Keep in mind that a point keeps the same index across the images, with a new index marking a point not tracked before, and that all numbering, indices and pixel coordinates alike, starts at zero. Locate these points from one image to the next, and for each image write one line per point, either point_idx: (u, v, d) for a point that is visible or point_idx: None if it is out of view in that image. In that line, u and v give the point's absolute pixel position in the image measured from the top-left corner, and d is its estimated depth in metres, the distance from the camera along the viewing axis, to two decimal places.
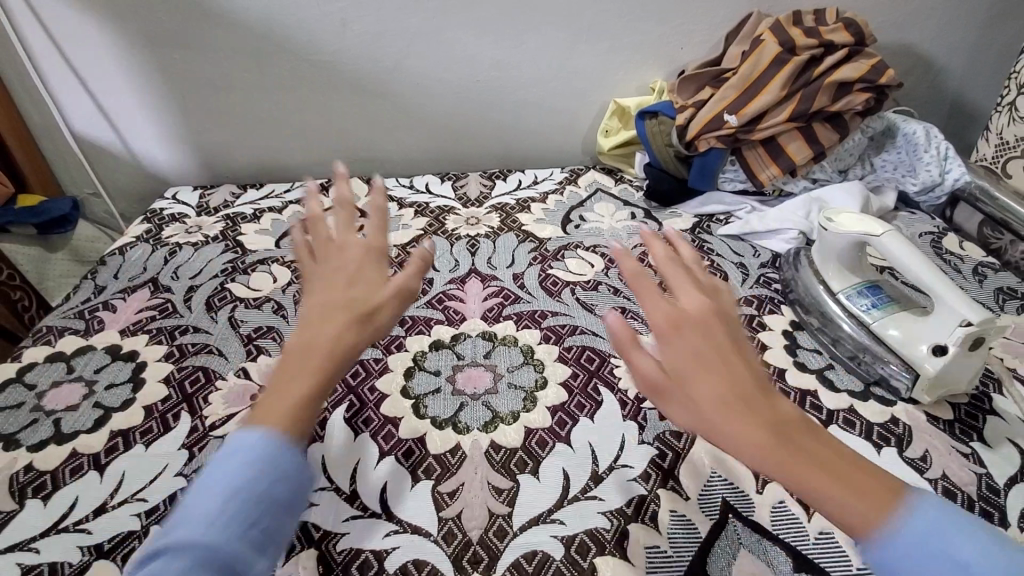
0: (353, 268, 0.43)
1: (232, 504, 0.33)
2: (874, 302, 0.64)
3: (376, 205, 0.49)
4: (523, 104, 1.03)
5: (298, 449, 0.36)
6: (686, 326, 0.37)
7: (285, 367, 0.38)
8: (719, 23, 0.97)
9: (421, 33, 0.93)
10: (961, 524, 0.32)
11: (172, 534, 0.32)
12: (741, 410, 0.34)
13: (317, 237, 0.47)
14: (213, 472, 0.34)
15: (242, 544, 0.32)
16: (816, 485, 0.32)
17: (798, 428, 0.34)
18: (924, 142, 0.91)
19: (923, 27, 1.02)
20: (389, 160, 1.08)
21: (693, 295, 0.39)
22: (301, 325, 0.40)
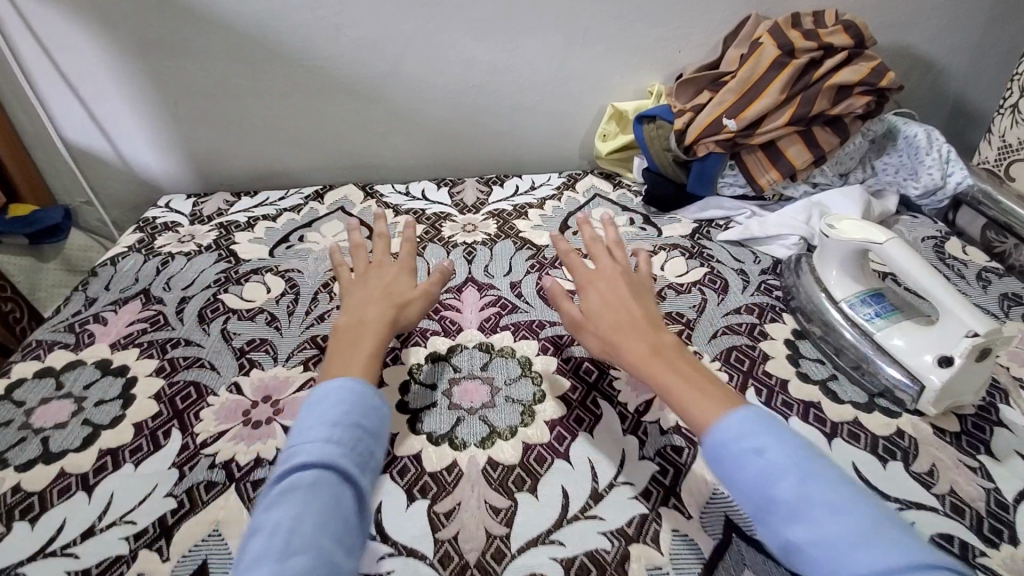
0: (389, 279, 0.64)
1: (336, 432, 0.45)
2: (877, 311, 0.63)
3: (407, 238, 0.70)
4: (519, 108, 1.02)
5: (374, 394, 0.50)
6: (596, 281, 0.60)
7: (343, 339, 0.56)
8: (717, 25, 0.96)
9: (416, 38, 0.92)
10: (784, 436, 0.43)
11: (295, 457, 0.44)
12: (626, 333, 0.54)
13: (361, 260, 0.67)
14: (310, 416, 0.47)
15: (349, 461, 0.44)
16: (669, 378, 0.50)
17: (674, 350, 0.53)
18: (926, 146, 0.89)
19: (924, 27, 1.01)
20: (385, 166, 1.07)
21: (603, 266, 0.63)
22: (352, 312, 0.59)
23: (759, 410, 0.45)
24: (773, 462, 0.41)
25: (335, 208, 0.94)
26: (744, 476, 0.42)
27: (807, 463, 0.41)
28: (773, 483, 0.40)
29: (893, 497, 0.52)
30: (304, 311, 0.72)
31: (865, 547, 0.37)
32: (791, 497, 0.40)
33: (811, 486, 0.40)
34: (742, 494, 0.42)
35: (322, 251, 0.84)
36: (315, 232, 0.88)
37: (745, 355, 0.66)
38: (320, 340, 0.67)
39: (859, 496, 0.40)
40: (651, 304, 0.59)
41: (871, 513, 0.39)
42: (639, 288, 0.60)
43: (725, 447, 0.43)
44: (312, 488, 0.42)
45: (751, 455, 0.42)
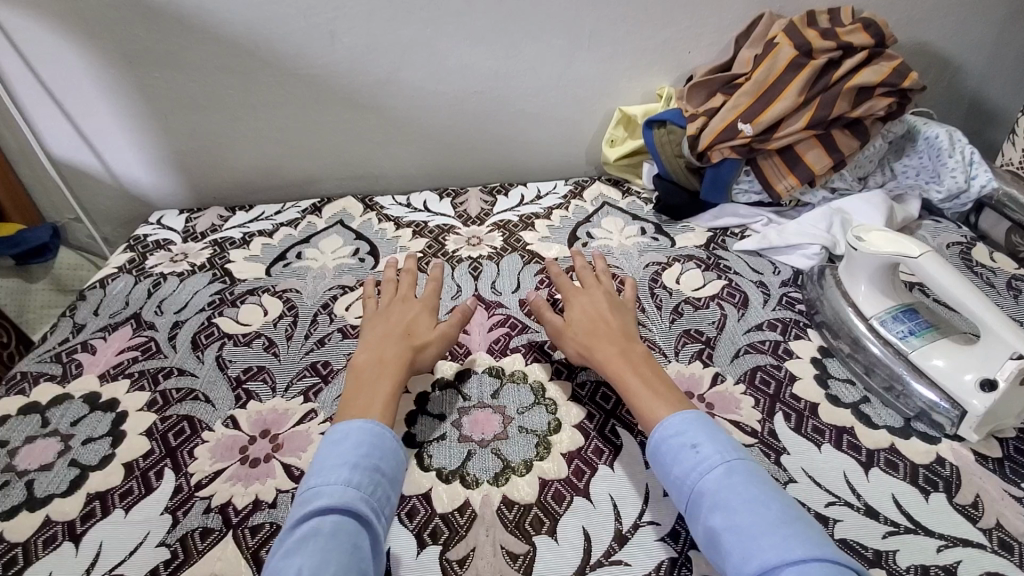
0: (410, 318, 0.63)
1: (356, 475, 0.45)
2: (911, 328, 0.60)
3: (433, 276, 0.70)
4: (523, 114, 0.98)
5: (392, 435, 0.50)
6: (579, 296, 0.65)
7: (364, 375, 0.55)
8: (728, 25, 0.92)
9: (414, 44, 0.88)
10: (721, 438, 0.47)
11: (315, 501, 0.43)
12: (598, 340, 0.59)
13: (388, 294, 0.68)
14: (329, 455, 0.47)
15: (369, 506, 0.44)
16: (630, 379, 0.54)
17: (643, 358, 0.57)
18: (948, 148, 0.86)
19: (942, 24, 0.97)
20: (384, 176, 1.03)
21: (589, 282, 0.68)
22: (372, 351, 0.58)
23: (703, 415, 0.50)
24: (705, 457, 0.45)
25: (334, 221, 0.90)
26: (679, 469, 0.46)
27: (738, 463, 0.45)
28: (702, 475, 0.45)
29: (938, 533, 0.48)
30: (303, 336, 0.68)
31: (772, 534, 0.40)
32: (715, 488, 0.44)
33: (735, 480, 0.44)
34: (675, 485, 0.46)
35: (320, 269, 0.80)
36: (313, 248, 0.84)
37: (770, 377, 0.62)
38: (321, 367, 0.64)
39: (780, 497, 0.43)
40: (630, 320, 0.63)
41: (789, 510, 0.42)
42: (618, 304, 0.65)
43: (665, 441, 0.48)
44: (332, 536, 0.41)
45: (686, 449, 0.46)
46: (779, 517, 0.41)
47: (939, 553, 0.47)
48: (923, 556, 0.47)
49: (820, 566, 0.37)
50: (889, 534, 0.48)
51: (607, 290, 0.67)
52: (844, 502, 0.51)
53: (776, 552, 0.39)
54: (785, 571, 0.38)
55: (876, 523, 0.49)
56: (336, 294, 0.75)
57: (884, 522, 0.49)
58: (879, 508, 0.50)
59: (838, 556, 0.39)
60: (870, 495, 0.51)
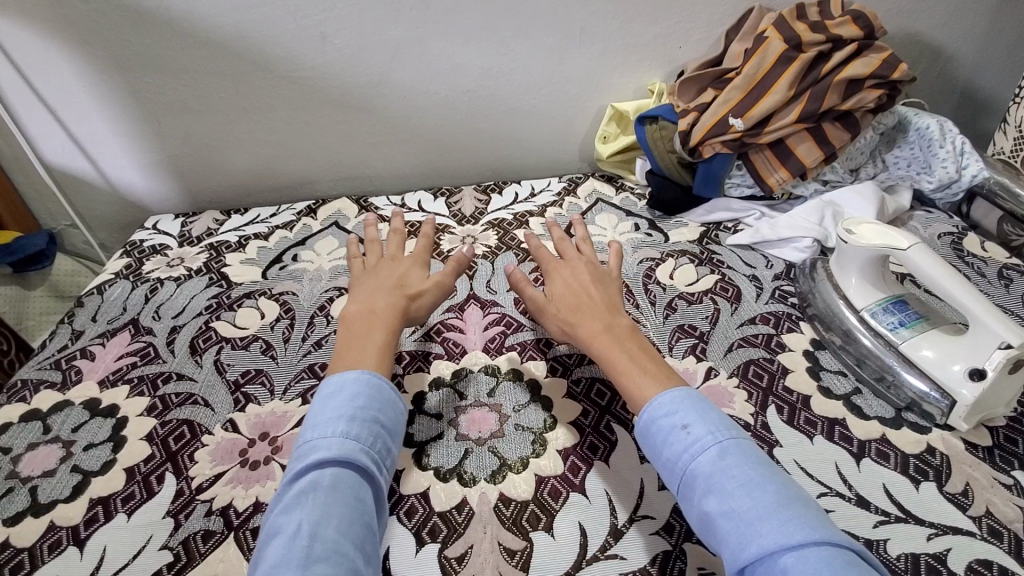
0: (401, 272, 0.66)
1: (353, 428, 0.47)
2: (901, 319, 0.61)
3: (425, 234, 0.74)
4: (515, 112, 0.99)
5: (389, 387, 0.52)
6: (562, 270, 0.66)
7: (353, 332, 0.58)
8: (718, 20, 0.93)
9: (404, 45, 0.89)
10: (713, 418, 0.48)
11: (313, 454, 0.45)
12: (582, 316, 0.60)
13: (375, 253, 0.70)
14: (325, 410, 0.49)
15: (368, 458, 0.46)
16: (616, 355, 0.56)
17: (628, 333, 0.58)
18: (939, 138, 0.87)
19: (932, 13, 0.97)
20: (378, 177, 1.03)
21: (569, 254, 0.68)
22: (364, 302, 0.61)
23: (692, 391, 0.50)
24: (697, 439, 0.46)
25: (329, 223, 0.91)
26: (670, 450, 0.47)
27: (731, 444, 0.46)
28: (695, 458, 0.45)
29: (928, 522, 0.49)
30: (300, 338, 0.69)
31: (768, 519, 0.40)
32: (709, 471, 0.44)
33: (730, 462, 0.44)
34: (668, 467, 0.47)
35: (317, 271, 0.81)
36: (309, 250, 0.85)
37: (763, 370, 0.63)
38: (318, 369, 0.64)
39: (775, 477, 0.44)
40: (612, 291, 0.64)
41: (785, 492, 0.42)
42: (601, 276, 0.65)
43: (655, 422, 0.49)
44: (332, 489, 0.43)
45: (677, 430, 0.47)
46: (774, 500, 0.42)
47: (929, 541, 0.48)
48: (914, 544, 0.48)
49: (818, 552, 0.38)
50: (880, 523, 0.49)
51: (588, 261, 0.67)
52: (836, 492, 0.51)
53: (773, 538, 0.39)
54: (782, 557, 0.39)
55: (868, 513, 0.50)
56: (332, 295, 0.75)
57: (875, 511, 0.50)
58: (870, 498, 0.51)
59: (836, 537, 0.39)
60: (862, 485, 0.52)
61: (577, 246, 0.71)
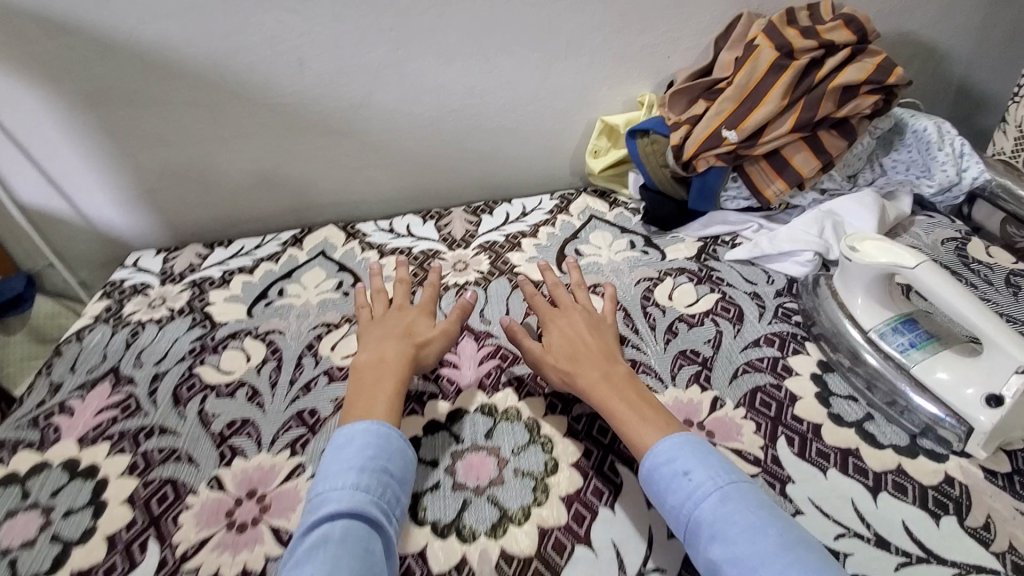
0: (407, 322, 0.65)
1: (363, 479, 0.47)
2: (912, 340, 0.58)
3: (431, 283, 0.73)
4: (502, 129, 0.97)
5: (399, 436, 0.52)
6: (558, 318, 0.65)
7: (361, 385, 0.57)
8: (706, 27, 0.91)
9: (384, 67, 0.86)
10: (712, 462, 0.47)
11: (325, 507, 0.45)
12: (580, 365, 0.58)
13: (382, 304, 0.70)
14: (335, 461, 0.49)
15: (379, 509, 0.46)
16: (616, 405, 0.54)
17: (626, 381, 0.56)
18: (937, 140, 0.84)
19: (924, 12, 0.95)
20: (366, 202, 1.01)
21: (562, 300, 0.67)
22: (372, 352, 0.61)
23: (692, 436, 0.50)
24: (698, 484, 0.46)
25: (316, 253, 0.88)
26: (673, 497, 0.47)
27: (732, 488, 0.45)
28: (698, 504, 0.45)
29: (951, 561, 0.47)
30: (288, 382, 0.66)
31: (773, 565, 0.40)
32: (711, 518, 0.44)
33: (731, 506, 0.44)
34: (672, 514, 0.47)
35: (303, 306, 0.78)
36: (295, 283, 0.82)
37: (771, 398, 0.60)
38: (307, 416, 0.62)
39: (777, 521, 0.43)
40: (610, 337, 0.63)
41: (787, 536, 0.42)
42: (597, 323, 0.64)
43: (657, 468, 0.48)
44: (343, 541, 0.43)
45: (679, 476, 0.47)
46: (778, 544, 0.41)
47: None
48: None
49: None
50: (902, 565, 0.47)
51: (582, 308, 0.66)
52: (853, 533, 0.49)
53: None
54: None
55: (888, 554, 0.47)
56: (320, 333, 0.73)
57: (896, 552, 0.47)
58: (890, 537, 0.48)
59: None
60: (881, 523, 0.49)
61: (573, 292, 0.70)
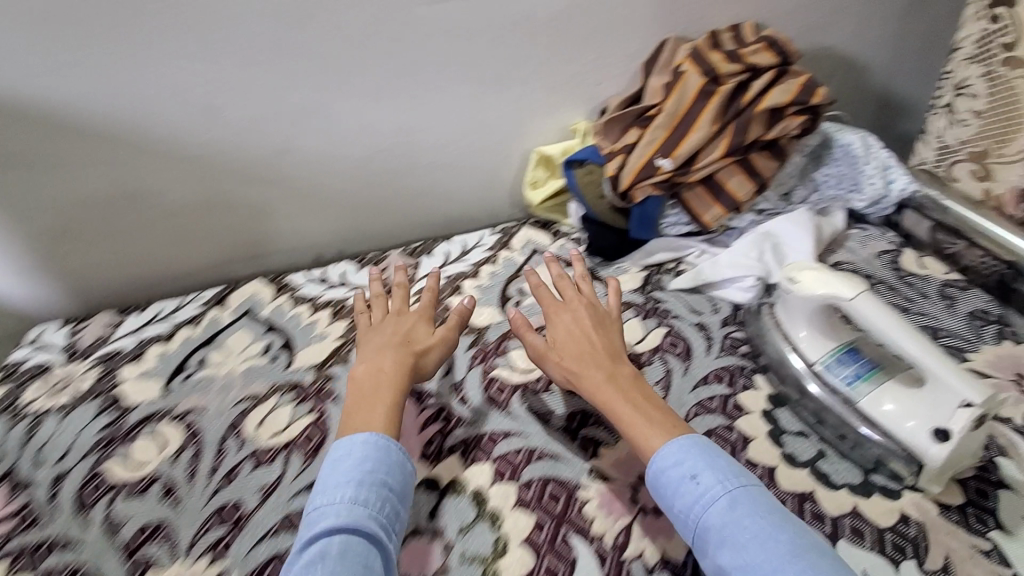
0: (407, 327, 0.66)
1: (361, 494, 0.48)
2: (857, 371, 0.57)
3: (431, 286, 0.71)
4: (435, 166, 0.93)
5: (397, 447, 0.53)
6: (561, 313, 0.65)
7: (361, 395, 0.57)
8: (634, 52, 0.90)
9: (304, 111, 0.81)
10: (720, 466, 0.49)
11: (322, 523, 0.46)
12: (584, 364, 0.60)
13: (382, 309, 0.70)
14: (334, 474, 0.50)
15: (376, 524, 0.47)
16: (620, 407, 0.56)
17: (631, 381, 0.58)
18: (863, 154, 0.86)
19: (843, 27, 0.97)
20: (297, 250, 0.95)
21: (567, 293, 0.68)
22: (372, 361, 0.61)
23: (699, 438, 0.52)
24: (706, 489, 0.48)
25: (241, 312, 0.82)
26: (681, 501, 0.49)
27: (741, 493, 0.47)
28: (707, 508, 0.47)
29: None
30: (208, 471, 0.61)
31: (784, 569, 0.42)
32: (720, 522, 0.46)
33: (740, 511, 0.46)
34: (680, 518, 0.49)
35: (227, 377, 0.71)
36: (218, 350, 0.76)
37: (723, 442, 0.58)
38: (229, 511, 0.57)
39: (789, 526, 0.45)
40: (613, 334, 0.64)
41: (798, 542, 0.44)
42: (602, 320, 0.65)
43: (663, 472, 0.50)
44: (341, 558, 0.43)
45: (686, 480, 0.49)
46: (789, 551, 0.43)
47: None
48: None
49: None
50: None
51: (588, 300, 0.67)
52: None
53: None
54: None
55: None
56: (246, 407, 0.67)
57: None
58: None
59: None
60: None
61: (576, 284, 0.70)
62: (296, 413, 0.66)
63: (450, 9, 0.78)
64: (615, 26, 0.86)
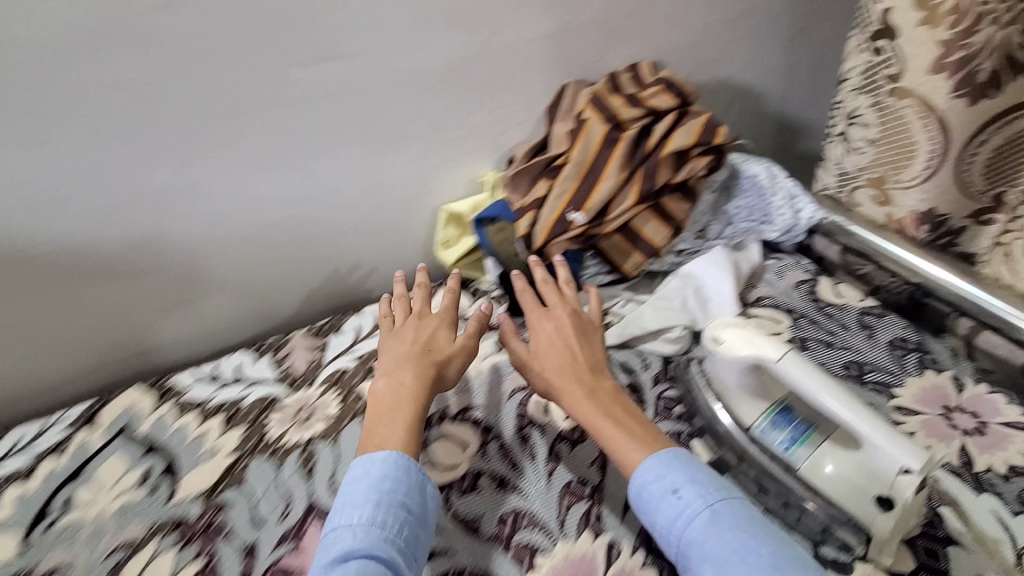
0: (428, 335, 0.65)
1: (379, 515, 0.49)
2: (792, 435, 0.54)
3: (449, 288, 0.71)
4: (335, 235, 0.85)
5: (417, 467, 0.53)
6: (544, 323, 0.67)
7: (380, 413, 0.57)
8: (536, 97, 0.86)
9: (171, 192, 0.71)
10: (703, 481, 0.51)
11: (338, 546, 0.47)
12: (565, 379, 0.61)
13: (400, 312, 0.69)
14: (354, 491, 0.51)
15: (393, 548, 0.47)
16: (600, 423, 0.57)
17: (610, 394, 0.60)
18: (769, 185, 0.86)
19: (736, 58, 0.98)
20: (186, 341, 0.84)
21: (552, 299, 0.69)
22: (391, 377, 0.60)
23: (679, 453, 0.54)
24: (687, 503, 0.50)
25: (116, 430, 0.70)
26: (664, 517, 0.51)
27: (722, 506, 0.49)
28: (689, 523, 0.49)
29: None
30: None
31: None
32: (702, 537, 0.48)
33: (722, 524, 0.48)
34: (663, 533, 0.51)
35: (98, 521, 0.61)
36: (89, 485, 0.64)
37: None
38: None
39: (773, 540, 0.47)
40: (596, 344, 0.65)
41: (781, 556, 0.46)
42: (585, 328, 0.66)
43: (646, 487, 0.52)
44: None
45: (668, 495, 0.51)
46: (772, 564, 0.45)
47: None
48: None
49: None
50: None
51: (572, 310, 0.68)
52: None
53: None
54: None
55: None
56: (119, 559, 0.58)
57: None
58: None
59: None
60: None
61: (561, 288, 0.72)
62: (180, 560, 0.57)
63: (328, 70, 0.70)
64: (513, 74, 0.82)
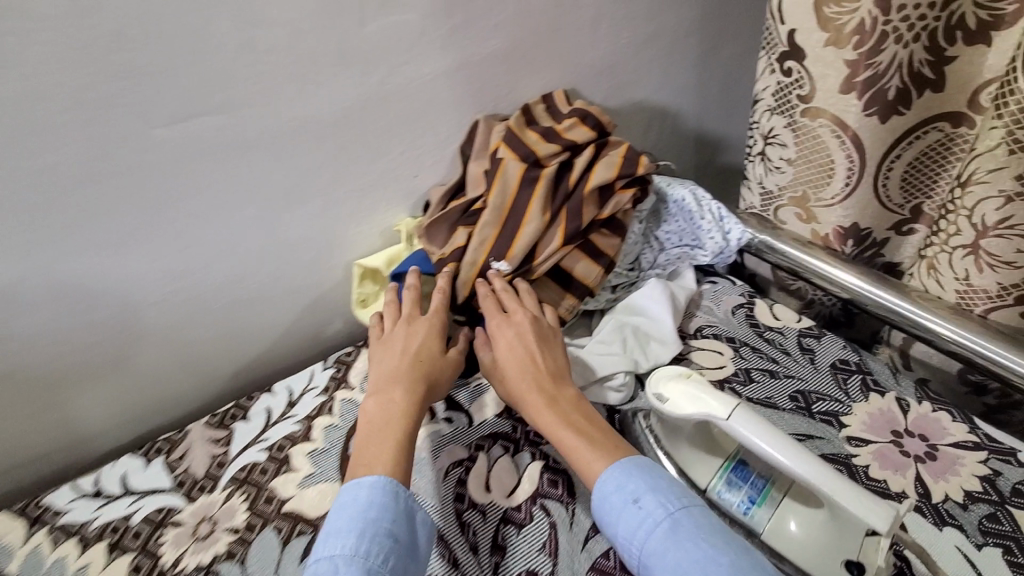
0: (418, 343, 0.63)
1: (363, 544, 0.45)
2: (750, 495, 0.51)
3: (440, 287, 0.68)
4: (234, 306, 0.75)
5: (406, 494, 0.50)
6: (502, 329, 0.65)
7: (372, 432, 0.55)
8: (447, 136, 0.80)
9: (18, 285, 0.59)
10: (664, 489, 0.49)
11: None
12: (524, 389, 0.59)
13: (392, 319, 0.67)
14: (338, 519, 0.47)
15: None
16: (562, 433, 0.55)
17: (572, 402, 0.58)
18: (697, 209, 0.81)
19: (649, 80, 0.96)
20: (64, 447, 0.72)
21: (512, 303, 0.67)
22: (381, 395, 0.58)
23: (643, 460, 0.52)
24: (648, 513, 0.47)
25: None
26: (625, 527, 0.48)
27: (683, 515, 0.47)
28: (650, 532, 0.47)
29: None
30: None
31: None
32: (663, 546, 0.45)
33: (682, 532, 0.46)
34: (624, 544, 0.48)
35: None
36: None
37: None
38: None
39: (732, 549, 0.44)
40: (556, 351, 0.64)
41: (739, 565, 0.43)
42: (545, 334, 0.65)
43: (607, 497, 0.49)
44: None
45: (629, 504, 0.48)
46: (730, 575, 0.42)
47: None
48: None
49: None
50: None
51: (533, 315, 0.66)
52: None
53: None
54: None
55: None
56: None
57: None
58: None
59: None
60: None
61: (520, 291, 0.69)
62: None
63: (200, 127, 0.61)
64: (418, 114, 0.75)
